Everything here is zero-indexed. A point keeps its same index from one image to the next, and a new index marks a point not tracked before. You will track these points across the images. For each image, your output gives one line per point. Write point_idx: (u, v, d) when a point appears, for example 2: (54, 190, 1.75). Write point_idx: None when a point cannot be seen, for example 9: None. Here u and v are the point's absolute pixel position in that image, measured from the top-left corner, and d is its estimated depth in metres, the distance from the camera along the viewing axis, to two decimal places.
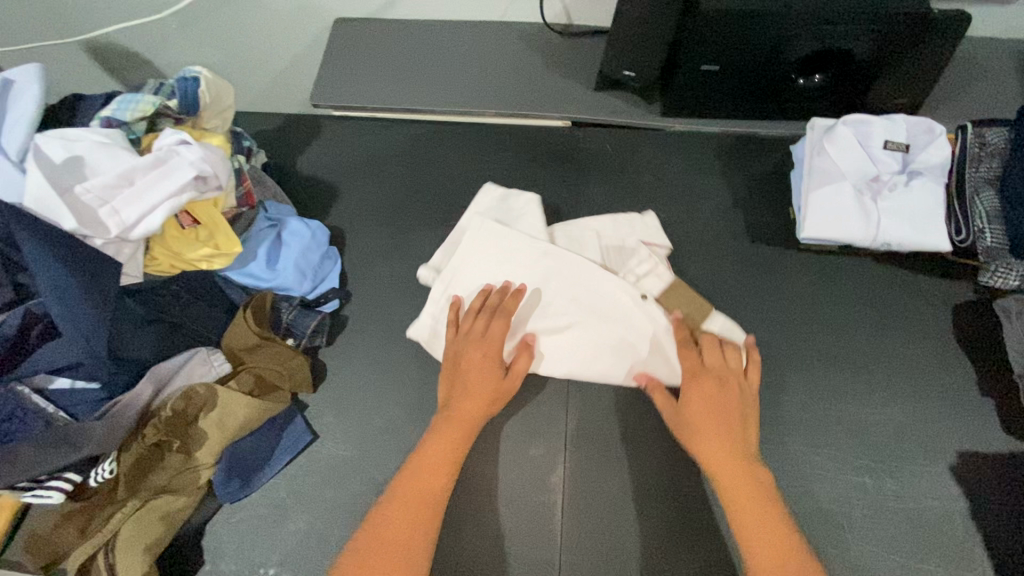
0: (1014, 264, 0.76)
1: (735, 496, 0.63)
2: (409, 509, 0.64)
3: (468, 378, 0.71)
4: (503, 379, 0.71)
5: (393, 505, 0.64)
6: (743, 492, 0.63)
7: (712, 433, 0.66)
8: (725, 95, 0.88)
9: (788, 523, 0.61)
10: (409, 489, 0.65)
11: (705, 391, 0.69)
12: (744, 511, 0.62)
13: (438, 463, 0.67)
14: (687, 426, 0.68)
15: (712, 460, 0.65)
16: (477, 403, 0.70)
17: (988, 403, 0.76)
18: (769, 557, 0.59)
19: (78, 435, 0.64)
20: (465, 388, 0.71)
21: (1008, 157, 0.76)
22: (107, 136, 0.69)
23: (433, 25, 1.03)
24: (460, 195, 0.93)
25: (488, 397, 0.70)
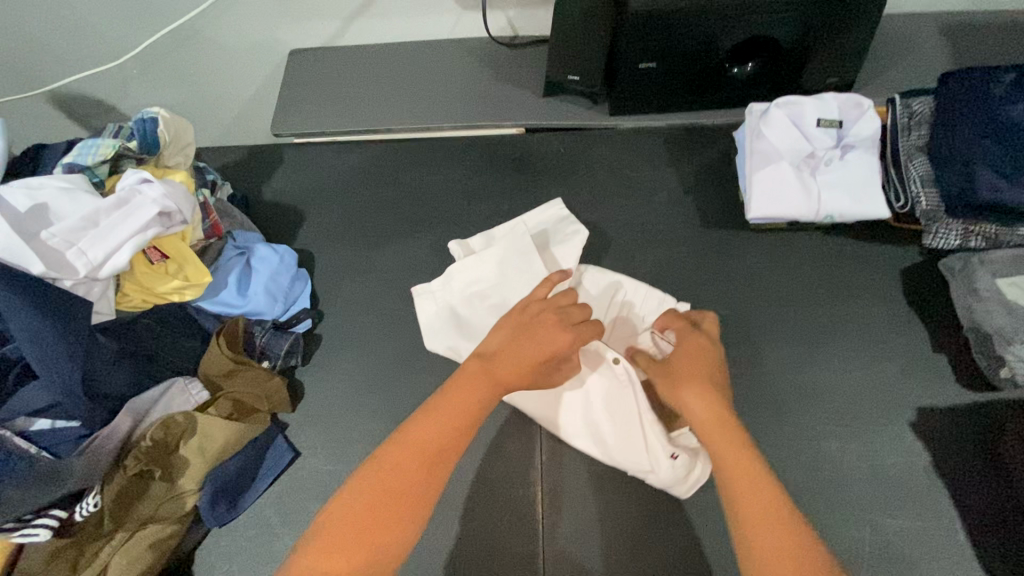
0: (950, 224, 0.79)
1: (722, 465, 0.57)
2: (428, 428, 0.58)
3: (536, 332, 0.64)
4: (579, 341, 0.65)
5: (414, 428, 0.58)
6: (728, 459, 0.57)
7: (696, 385, 0.63)
8: (667, 91, 0.92)
9: (778, 488, 0.55)
10: (422, 427, 0.58)
11: (693, 353, 0.66)
12: (732, 486, 0.56)
13: (462, 397, 0.60)
14: (670, 381, 0.65)
15: (696, 419, 0.61)
16: (512, 369, 0.62)
17: (941, 360, 0.79)
18: (759, 514, 0.54)
19: (61, 470, 0.65)
20: (514, 348, 0.63)
21: (933, 125, 0.81)
22: (69, 182, 0.72)
23: (384, 48, 1.07)
24: (423, 207, 0.96)
25: (535, 360, 0.63)
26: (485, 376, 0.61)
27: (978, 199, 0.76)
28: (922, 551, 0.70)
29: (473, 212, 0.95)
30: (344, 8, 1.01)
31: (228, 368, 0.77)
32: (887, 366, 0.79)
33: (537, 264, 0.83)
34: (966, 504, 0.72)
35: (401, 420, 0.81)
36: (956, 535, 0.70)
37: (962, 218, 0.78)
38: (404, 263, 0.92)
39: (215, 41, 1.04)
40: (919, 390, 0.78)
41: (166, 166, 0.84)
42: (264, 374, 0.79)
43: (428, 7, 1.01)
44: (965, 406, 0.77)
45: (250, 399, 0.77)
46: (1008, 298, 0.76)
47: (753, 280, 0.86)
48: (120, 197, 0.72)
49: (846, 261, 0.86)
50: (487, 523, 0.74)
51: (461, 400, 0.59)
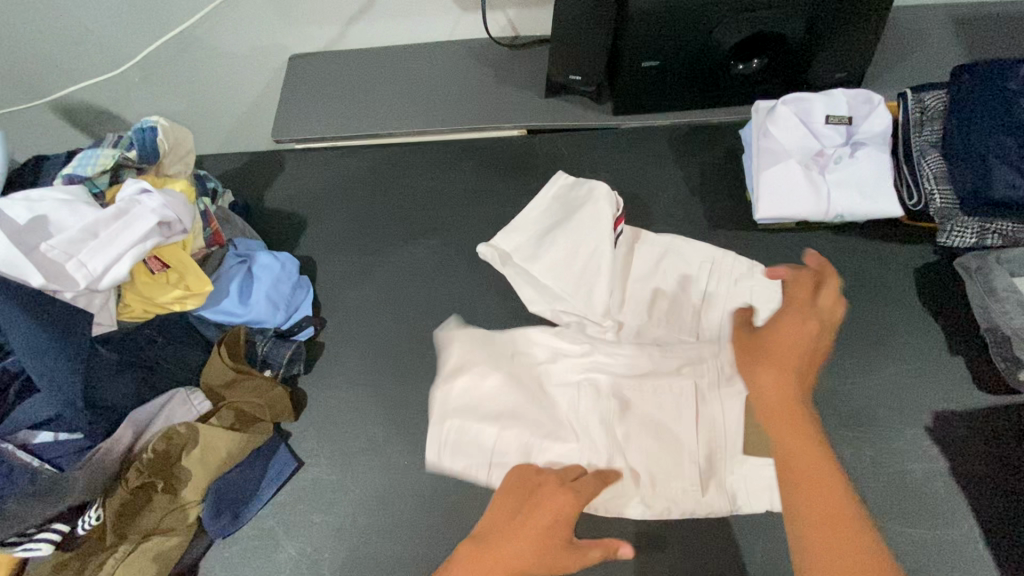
0: (966, 222, 0.77)
1: (794, 461, 0.54)
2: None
3: (533, 510, 0.62)
4: (579, 502, 0.63)
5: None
6: (803, 459, 0.54)
7: (779, 373, 0.56)
8: (670, 90, 0.91)
9: (850, 497, 0.52)
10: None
11: (786, 326, 0.59)
12: (802, 485, 0.53)
13: (477, 563, 0.59)
14: (747, 359, 0.59)
15: (771, 407, 0.56)
16: (520, 545, 0.60)
17: (957, 362, 0.77)
18: (819, 513, 0.51)
19: (62, 485, 0.65)
20: (515, 529, 0.61)
21: (947, 119, 0.78)
22: (68, 194, 0.72)
23: (384, 52, 1.06)
24: (425, 212, 0.95)
25: (538, 549, 0.59)
26: (512, 550, 0.59)
27: (994, 196, 0.73)
28: (941, 560, 0.68)
29: (475, 215, 0.94)
30: (344, 12, 1.00)
31: (228, 376, 0.77)
32: (901, 368, 0.77)
33: (584, 241, 0.82)
34: (986, 511, 0.69)
35: (404, 428, 0.80)
36: (976, 544, 0.68)
37: (978, 215, 0.76)
38: (406, 269, 0.91)
39: (215, 48, 1.03)
40: (935, 393, 0.76)
41: (166, 175, 0.84)
42: (264, 381, 0.78)
43: (428, 9, 1.00)
44: (984, 410, 0.74)
45: (252, 407, 0.76)
46: None
47: None
48: (119, 208, 0.71)
49: (857, 261, 0.84)
50: None
51: (481, 566, 0.59)
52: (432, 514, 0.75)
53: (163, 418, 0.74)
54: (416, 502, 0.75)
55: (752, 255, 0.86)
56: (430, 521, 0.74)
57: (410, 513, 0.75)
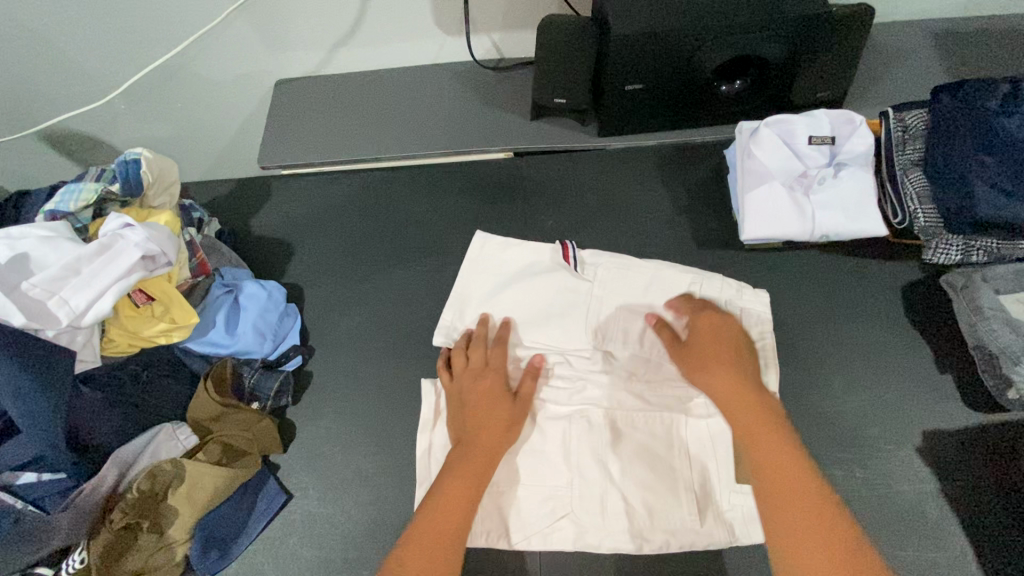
0: (951, 239, 0.77)
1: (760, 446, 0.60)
2: (474, 480, 0.67)
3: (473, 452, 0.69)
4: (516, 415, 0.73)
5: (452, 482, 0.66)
6: (766, 447, 0.59)
7: (722, 371, 0.66)
8: (655, 109, 0.91)
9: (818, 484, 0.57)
10: (426, 526, 0.62)
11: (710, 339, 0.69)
12: (776, 471, 0.58)
13: (449, 507, 0.64)
14: (689, 362, 0.69)
15: (727, 399, 0.64)
16: (465, 486, 0.66)
17: (945, 380, 0.77)
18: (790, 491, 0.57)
19: (47, 529, 0.65)
20: (479, 422, 0.72)
21: (927, 139, 0.79)
22: (51, 230, 0.71)
23: (368, 77, 1.06)
24: (411, 236, 0.95)
25: (509, 424, 0.72)
26: (468, 488, 0.66)
27: (976, 214, 0.74)
28: None
29: (461, 239, 0.94)
30: (326, 40, 1.01)
31: (213, 410, 0.76)
32: (889, 387, 0.77)
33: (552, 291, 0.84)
34: (979, 532, 0.69)
35: (394, 459, 0.79)
36: (968, 565, 0.68)
37: (962, 233, 0.76)
38: (394, 295, 0.91)
39: (201, 75, 1.03)
40: (923, 412, 0.76)
41: (150, 207, 0.84)
42: (253, 415, 0.77)
43: (410, 35, 1.00)
44: (973, 427, 0.74)
45: (237, 442, 0.76)
46: (1013, 315, 0.74)
47: None
48: (102, 242, 0.71)
49: (844, 280, 0.84)
50: (487, 564, 0.73)
51: (445, 516, 0.63)
52: None
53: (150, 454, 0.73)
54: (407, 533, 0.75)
55: (739, 276, 0.86)
56: None
57: None
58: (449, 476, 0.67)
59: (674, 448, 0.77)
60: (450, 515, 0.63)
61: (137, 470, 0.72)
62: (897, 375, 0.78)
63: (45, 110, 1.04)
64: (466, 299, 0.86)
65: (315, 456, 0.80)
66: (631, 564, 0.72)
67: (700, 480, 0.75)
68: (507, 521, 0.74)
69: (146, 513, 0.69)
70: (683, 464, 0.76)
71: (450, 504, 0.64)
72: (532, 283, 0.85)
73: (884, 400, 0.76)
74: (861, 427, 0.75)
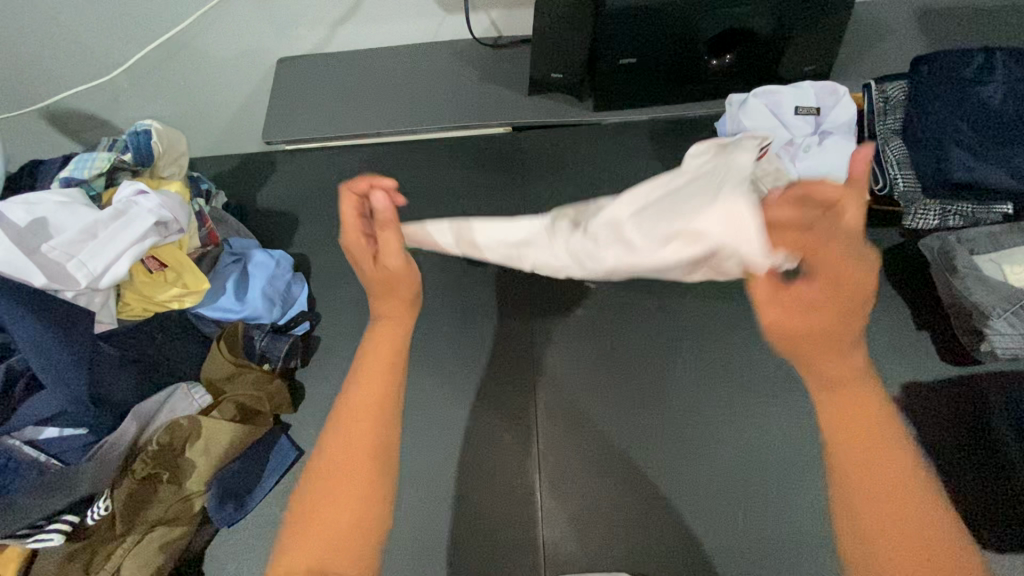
0: (928, 204, 0.82)
1: (843, 404, 0.47)
2: (369, 391, 0.54)
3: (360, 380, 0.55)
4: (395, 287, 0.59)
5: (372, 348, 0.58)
6: (840, 397, 0.47)
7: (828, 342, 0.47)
8: (649, 82, 0.94)
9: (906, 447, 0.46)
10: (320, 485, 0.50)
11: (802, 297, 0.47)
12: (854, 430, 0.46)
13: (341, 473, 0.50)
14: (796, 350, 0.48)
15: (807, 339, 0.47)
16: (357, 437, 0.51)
17: (924, 337, 0.81)
18: (875, 454, 0.45)
19: (72, 477, 0.67)
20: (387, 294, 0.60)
21: (907, 108, 0.83)
22: (67, 196, 0.74)
23: (369, 54, 1.09)
24: (413, 208, 0.98)
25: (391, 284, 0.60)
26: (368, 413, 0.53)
27: (952, 177, 0.77)
28: None
29: (463, 210, 0.97)
30: (328, 18, 1.03)
31: (224, 370, 0.79)
32: (870, 344, 0.82)
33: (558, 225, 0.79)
34: (953, 475, 0.74)
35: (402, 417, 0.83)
36: None
37: (937, 198, 0.81)
38: None
39: (204, 52, 1.05)
40: (903, 366, 0.80)
41: (161, 177, 0.86)
42: (266, 376, 0.81)
43: (411, 13, 1.02)
44: (950, 380, 0.79)
45: (250, 400, 0.79)
46: (984, 273, 0.78)
47: None
48: (117, 208, 0.73)
49: None
50: (493, 517, 0.76)
51: (349, 461, 0.51)
52: (431, 498, 0.78)
53: (165, 409, 0.76)
54: (417, 486, 0.79)
55: None
56: (429, 506, 0.78)
57: (411, 499, 0.78)
58: (376, 326, 0.59)
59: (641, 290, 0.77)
60: (361, 418, 0.52)
61: (154, 424, 0.75)
62: (878, 332, 0.82)
63: (51, 88, 1.05)
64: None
65: (325, 416, 0.84)
66: (630, 512, 0.75)
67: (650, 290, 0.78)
68: (489, 472, 0.79)
69: (162, 465, 0.72)
70: (677, 419, 0.79)
71: (358, 410, 0.53)
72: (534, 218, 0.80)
73: (866, 356, 0.81)
74: None
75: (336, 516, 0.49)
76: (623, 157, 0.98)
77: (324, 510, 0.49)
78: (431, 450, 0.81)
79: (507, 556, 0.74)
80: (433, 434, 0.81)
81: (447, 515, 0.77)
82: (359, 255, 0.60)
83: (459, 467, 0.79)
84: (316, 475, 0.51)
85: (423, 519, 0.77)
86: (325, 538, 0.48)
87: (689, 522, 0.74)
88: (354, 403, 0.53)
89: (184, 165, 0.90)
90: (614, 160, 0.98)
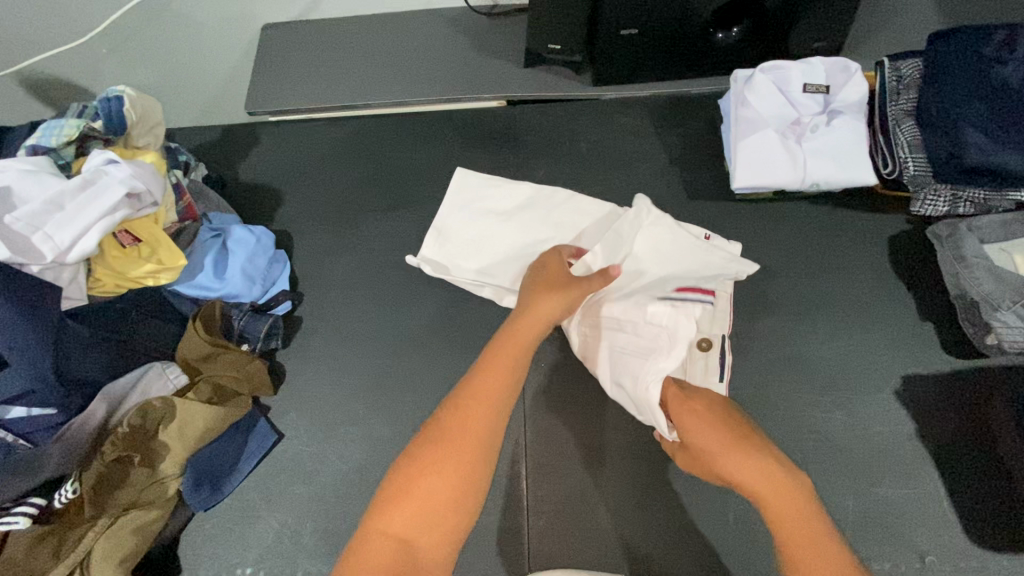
0: (939, 190, 0.78)
1: (767, 491, 0.57)
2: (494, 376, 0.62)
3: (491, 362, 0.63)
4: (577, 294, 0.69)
5: (528, 317, 0.66)
6: (765, 481, 0.57)
7: (727, 450, 0.60)
8: (650, 57, 0.90)
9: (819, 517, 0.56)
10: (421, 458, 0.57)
11: (700, 417, 0.64)
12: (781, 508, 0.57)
13: (446, 449, 0.57)
14: (704, 460, 0.62)
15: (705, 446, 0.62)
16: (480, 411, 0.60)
17: (927, 328, 0.79)
18: (798, 538, 0.55)
19: (37, 459, 0.65)
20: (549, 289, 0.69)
21: (920, 87, 0.79)
22: (32, 164, 0.70)
23: (356, 20, 1.04)
24: (401, 183, 0.94)
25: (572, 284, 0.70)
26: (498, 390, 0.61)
27: (966, 161, 0.74)
28: (907, 517, 0.70)
29: None
30: None
31: (200, 349, 0.76)
32: (871, 333, 0.79)
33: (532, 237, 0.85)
34: (948, 470, 0.72)
35: (385, 401, 0.80)
36: (939, 500, 0.71)
37: (950, 182, 0.76)
38: (384, 242, 0.90)
39: (184, 15, 1.00)
40: (903, 357, 0.77)
41: (135, 147, 0.82)
42: (244, 358, 0.78)
43: None
44: (951, 372, 0.76)
45: (228, 382, 0.76)
46: (995, 264, 0.75)
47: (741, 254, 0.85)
48: (85, 178, 0.70)
49: (832, 232, 0.85)
50: (475, 506, 0.74)
51: (463, 430, 0.58)
52: None
53: (138, 391, 0.73)
54: None
55: (730, 226, 0.86)
56: None
57: None
58: (537, 299, 0.68)
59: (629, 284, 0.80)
60: (483, 403, 0.60)
61: (127, 406, 0.72)
62: (880, 322, 0.79)
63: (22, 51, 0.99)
64: (444, 236, 0.86)
65: (306, 398, 0.81)
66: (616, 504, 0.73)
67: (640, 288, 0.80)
68: None
69: (135, 448, 0.70)
70: None
71: (480, 399, 0.60)
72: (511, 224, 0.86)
73: (865, 346, 0.78)
74: (843, 372, 0.77)
75: (438, 496, 0.55)
76: (621, 134, 0.94)
77: (421, 486, 0.56)
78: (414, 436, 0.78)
79: (492, 545, 0.72)
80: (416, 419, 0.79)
81: None
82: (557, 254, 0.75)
83: None
84: (421, 456, 0.57)
85: None
86: (416, 509, 0.55)
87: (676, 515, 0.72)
88: (481, 389, 0.61)
89: (161, 134, 0.85)
90: (613, 136, 0.94)
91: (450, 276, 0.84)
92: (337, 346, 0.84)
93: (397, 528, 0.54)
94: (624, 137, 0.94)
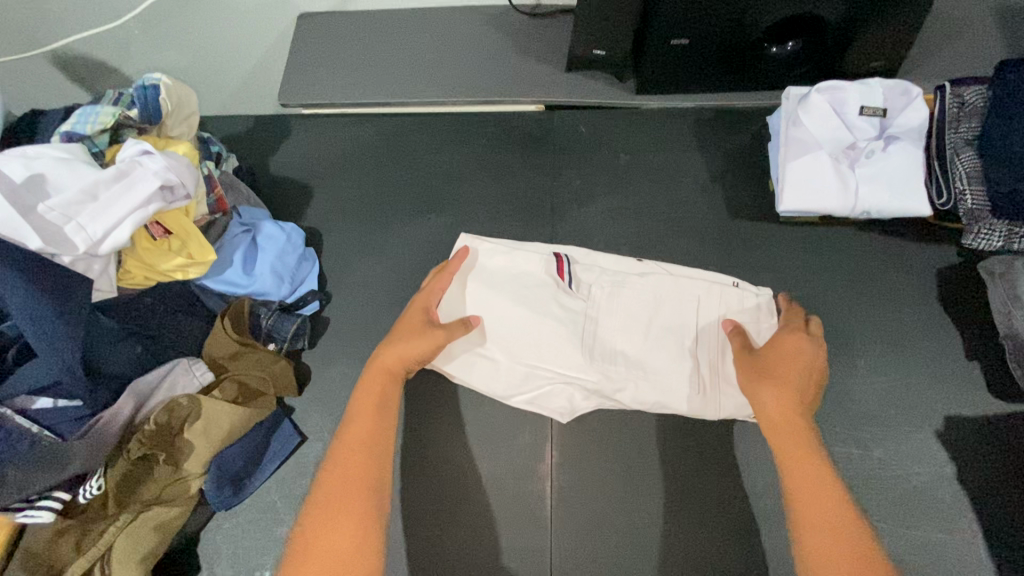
0: (995, 224, 0.74)
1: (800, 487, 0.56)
2: (361, 430, 0.63)
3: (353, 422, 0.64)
4: (429, 347, 0.70)
5: (384, 358, 0.69)
6: (776, 412, 0.61)
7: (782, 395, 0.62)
8: (700, 68, 0.86)
9: (822, 460, 0.57)
10: (336, 482, 0.59)
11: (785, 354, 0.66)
12: (785, 439, 0.59)
13: (328, 517, 0.57)
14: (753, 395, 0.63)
15: (779, 379, 0.63)
16: (345, 491, 0.58)
17: (973, 367, 0.76)
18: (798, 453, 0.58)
19: (63, 452, 0.63)
20: (372, 386, 0.67)
21: (986, 117, 0.75)
22: (68, 152, 0.68)
23: (394, 13, 1.01)
24: (434, 185, 0.92)
25: (420, 334, 0.70)
26: (367, 460, 0.61)
27: None
28: (942, 564, 0.68)
29: (487, 192, 0.91)
30: None
31: (228, 348, 0.75)
32: (915, 369, 0.76)
33: (521, 324, 0.79)
34: (987, 518, 0.69)
35: (410, 409, 0.79)
36: (977, 548, 0.68)
37: (1009, 218, 0.73)
38: (415, 246, 0.88)
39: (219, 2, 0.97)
40: (949, 398, 0.75)
41: (169, 136, 0.81)
42: (271, 362, 0.77)
43: None
44: (997, 416, 0.73)
45: (253, 382, 0.75)
46: None
47: (781, 279, 0.82)
48: (118, 168, 0.68)
49: (877, 262, 0.82)
50: (497, 524, 0.73)
51: (362, 431, 0.63)
52: (435, 497, 0.75)
53: (162, 391, 0.72)
54: (417, 486, 0.75)
55: (772, 250, 0.84)
56: (434, 505, 0.75)
57: (413, 495, 0.75)
58: (397, 343, 0.70)
59: (640, 326, 0.78)
60: (363, 448, 0.62)
61: (150, 405, 0.71)
62: (924, 358, 0.77)
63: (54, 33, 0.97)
64: (453, 301, 0.80)
65: (329, 403, 0.81)
66: (639, 531, 0.72)
67: (660, 324, 0.78)
68: (496, 478, 0.75)
69: (156, 445, 0.69)
70: (693, 436, 0.75)
71: (359, 433, 0.63)
72: (493, 306, 0.79)
73: (908, 382, 0.76)
74: (884, 408, 0.75)
75: (349, 521, 0.56)
76: (663, 145, 0.91)
77: (336, 525, 0.56)
78: (438, 448, 0.77)
79: (513, 564, 0.72)
80: (440, 430, 0.78)
81: (448, 518, 0.74)
82: (426, 294, 0.75)
83: (462, 468, 0.76)
84: (331, 471, 0.60)
85: (424, 519, 0.74)
86: (330, 546, 0.55)
87: (701, 547, 0.71)
88: (357, 422, 0.64)
89: (191, 124, 0.83)
90: (652, 149, 0.91)
91: (472, 361, 0.78)
92: (363, 350, 0.83)
93: (330, 545, 0.55)
94: (665, 150, 0.91)
